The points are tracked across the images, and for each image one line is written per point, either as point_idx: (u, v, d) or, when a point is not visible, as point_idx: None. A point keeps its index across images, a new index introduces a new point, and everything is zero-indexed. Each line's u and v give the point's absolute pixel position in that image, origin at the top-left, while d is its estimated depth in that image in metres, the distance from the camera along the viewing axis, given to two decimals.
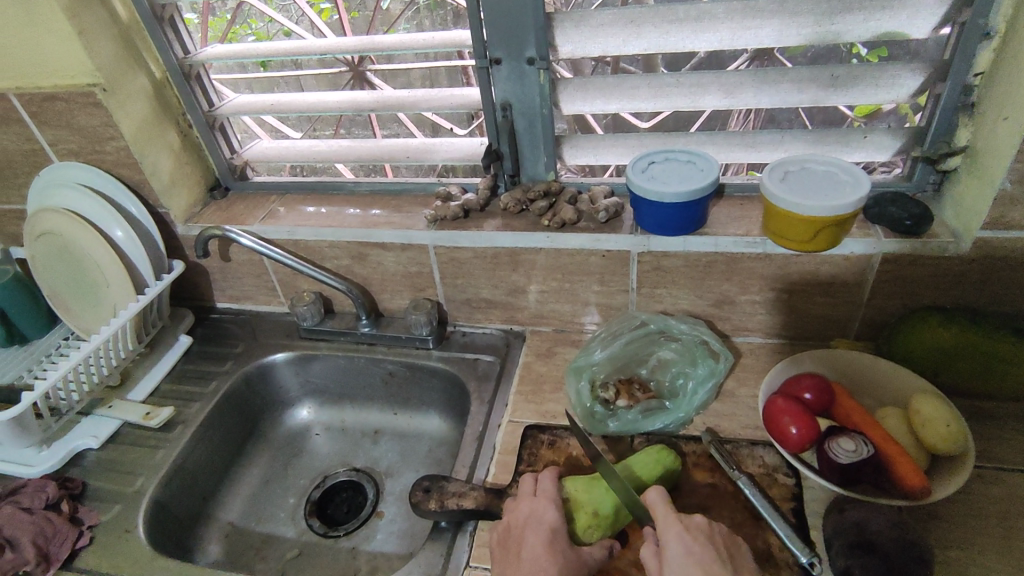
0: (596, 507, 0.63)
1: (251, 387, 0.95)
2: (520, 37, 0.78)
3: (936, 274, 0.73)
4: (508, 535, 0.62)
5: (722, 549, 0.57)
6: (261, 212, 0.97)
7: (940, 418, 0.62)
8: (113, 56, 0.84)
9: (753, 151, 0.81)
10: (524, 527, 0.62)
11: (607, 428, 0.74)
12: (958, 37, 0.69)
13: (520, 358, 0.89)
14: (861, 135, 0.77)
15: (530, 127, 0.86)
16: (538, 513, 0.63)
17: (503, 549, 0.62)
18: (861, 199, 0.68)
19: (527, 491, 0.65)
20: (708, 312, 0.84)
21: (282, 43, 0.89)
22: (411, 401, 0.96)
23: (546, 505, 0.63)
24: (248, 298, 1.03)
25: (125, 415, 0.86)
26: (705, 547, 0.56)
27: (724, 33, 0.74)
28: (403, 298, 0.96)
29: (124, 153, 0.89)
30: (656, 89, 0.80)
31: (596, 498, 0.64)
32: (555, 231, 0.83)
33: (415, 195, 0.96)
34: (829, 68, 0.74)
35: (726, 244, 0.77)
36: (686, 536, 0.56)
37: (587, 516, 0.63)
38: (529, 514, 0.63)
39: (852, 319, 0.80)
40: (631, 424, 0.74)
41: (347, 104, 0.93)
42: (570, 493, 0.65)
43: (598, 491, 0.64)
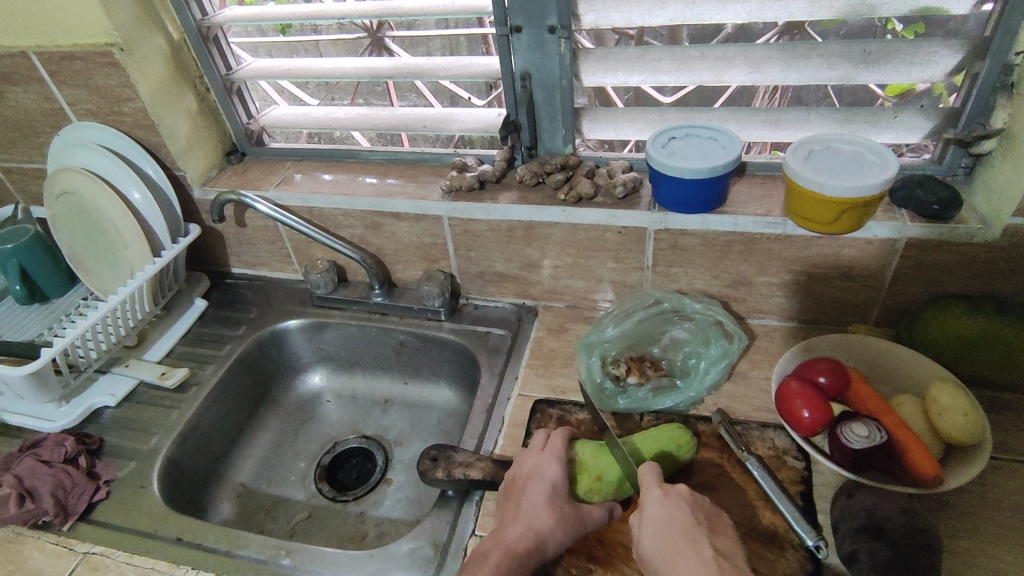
0: (601, 472, 0.64)
1: (265, 352, 0.96)
2: (542, 4, 0.76)
3: (962, 261, 0.71)
4: (512, 484, 0.64)
5: (707, 516, 0.57)
6: (277, 179, 0.97)
7: (958, 408, 0.61)
8: (131, 16, 0.83)
9: (778, 128, 0.79)
10: (526, 478, 0.63)
11: (617, 406, 0.73)
12: (1000, 13, 0.65)
13: (532, 333, 0.89)
14: (891, 115, 0.75)
15: (549, 99, 0.85)
16: (542, 467, 0.64)
17: (506, 496, 0.63)
18: (885, 184, 0.66)
19: (535, 445, 0.66)
20: (724, 293, 0.83)
21: (299, 7, 0.88)
22: (421, 372, 0.97)
23: (552, 461, 0.64)
24: (263, 264, 1.04)
25: (141, 375, 0.87)
26: (687, 512, 0.57)
27: (754, 4, 0.71)
28: (416, 269, 0.95)
29: (141, 114, 0.89)
30: (680, 62, 0.78)
31: (602, 464, 0.64)
32: (571, 206, 0.81)
33: (431, 165, 0.95)
34: (862, 43, 0.71)
35: (745, 223, 0.76)
36: (667, 501, 0.57)
37: (590, 480, 0.64)
38: (533, 467, 0.64)
39: (871, 304, 0.79)
40: (640, 403, 0.73)
41: (364, 71, 0.91)
42: (578, 454, 0.66)
43: (606, 458, 0.65)
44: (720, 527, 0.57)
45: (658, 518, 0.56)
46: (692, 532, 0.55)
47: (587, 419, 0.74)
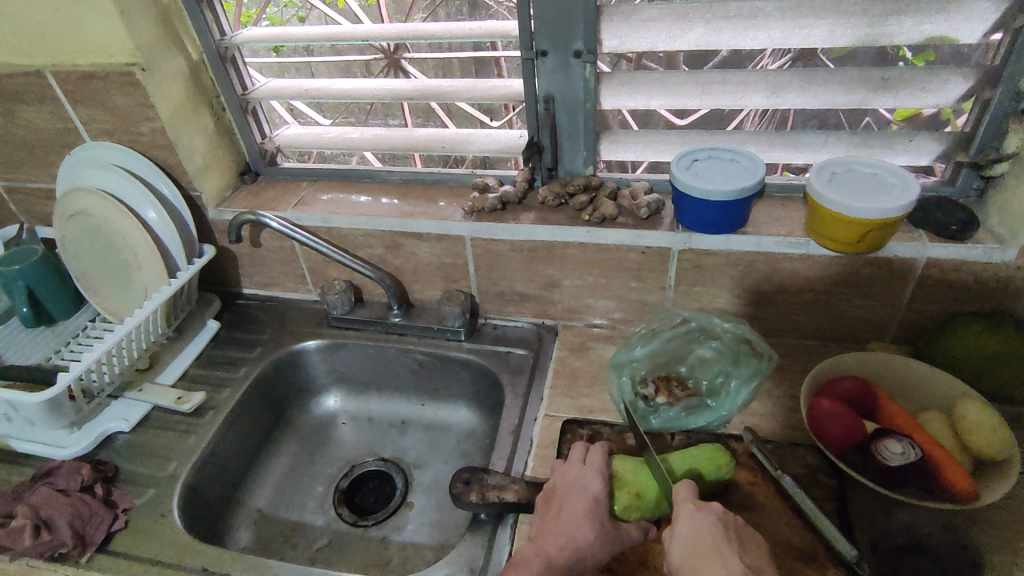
0: (640, 489, 0.63)
1: (281, 374, 0.95)
2: (568, 29, 0.78)
3: (978, 280, 0.74)
4: (553, 493, 0.64)
5: (738, 532, 0.57)
6: (293, 199, 0.97)
7: (988, 423, 0.63)
8: (153, 36, 0.82)
9: (796, 151, 0.81)
10: (567, 490, 0.63)
11: (649, 424, 0.74)
12: (1012, 43, 0.68)
13: (554, 353, 0.89)
14: (906, 139, 0.77)
15: (571, 121, 0.86)
16: (583, 481, 0.64)
17: (546, 504, 0.64)
18: (901, 209, 0.67)
19: (577, 458, 0.66)
20: (745, 312, 0.84)
21: (320, 29, 0.88)
22: (440, 392, 0.96)
23: (593, 475, 0.64)
24: (276, 284, 1.03)
25: (156, 399, 0.85)
26: (720, 526, 0.56)
27: (776, 32, 0.73)
28: (435, 289, 0.95)
29: (159, 134, 0.88)
30: (702, 86, 0.79)
31: (641, 481, 0.64)
32: (595, 226, 0.82)
33: (449, 185, 0.95)
34: (880, 69, 0.73)
35: (768, 244, 0.77)
36: (700, 516, 0.57)
37: (628, 496, 0.63)
38: (574, 479, 0.64)
39: (889, 322, 0.80)
40: (672, 422, 0.74)
41: (383, 92, 0.92)
42: (617, 470, 0.65)
43: (646, 475, 0.64)
44: (749, 541, 0.57)
45: (689, 532, 0.56)
46: (723, 548, 0.55)
47: (618, 439, 0.74)
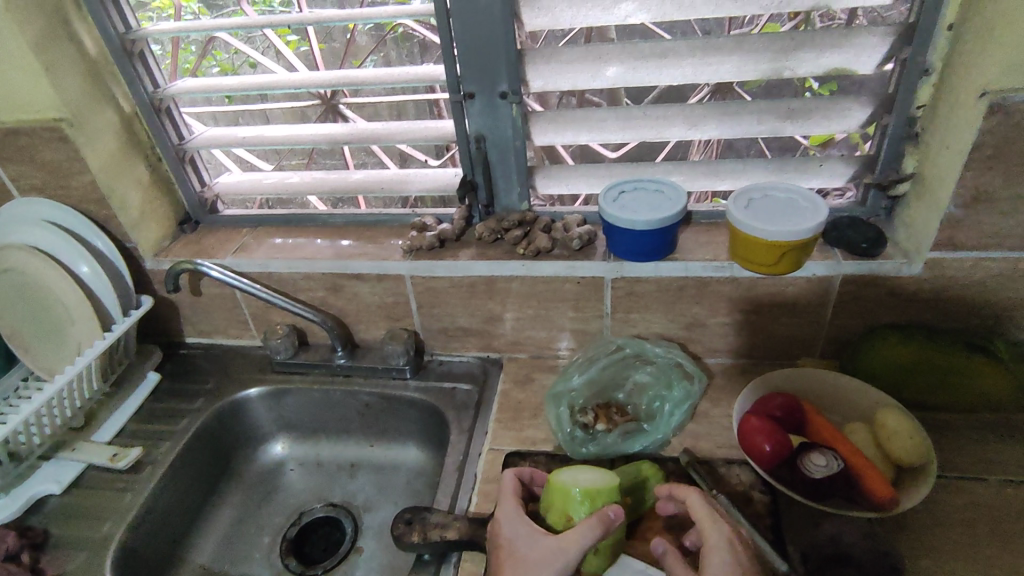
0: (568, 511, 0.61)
1: (224, 423, 0.93)
2: (492, 72, 0.81)
3: (891, 295, 0.77)
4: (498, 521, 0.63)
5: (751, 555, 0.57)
6: (232, 245, 0.97)
7: (902, 431, 0.66)
8: (80, 92, 0.83)
9: (718, 179, 0.85)
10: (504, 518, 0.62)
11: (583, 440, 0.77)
12: (900, 73, 0.74)
13: (498, 386, 0.90)
14: (817, 164, 0.82)
15: (503, 159, 0.88)
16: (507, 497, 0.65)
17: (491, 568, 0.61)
18: (784, 231, 0.71)
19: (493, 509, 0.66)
20: (681, 335, 0.87)
21: (254, 78, 0.90)
22: (388, 433, 0.95)
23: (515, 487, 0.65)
24: (219, 331, 1.01)
25: (90, 457, 0.83)
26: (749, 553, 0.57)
27: (687, 69, 0.78)
28: (379, 329, 0.95)
29: (91, 188, 0.88)
30: (625, 122, 0.83)
31: (562, 501, 0.62)
32: (530, 259, 0.84)
33: (390, 225, 0.97)
34: (785, 101, 0.78)
35: (695, 268, 0.80)
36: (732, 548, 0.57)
37: (563, 518, 0.62)
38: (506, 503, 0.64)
39: (816, 338, 0.83)
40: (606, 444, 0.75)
41: (320, 137, 0.93)
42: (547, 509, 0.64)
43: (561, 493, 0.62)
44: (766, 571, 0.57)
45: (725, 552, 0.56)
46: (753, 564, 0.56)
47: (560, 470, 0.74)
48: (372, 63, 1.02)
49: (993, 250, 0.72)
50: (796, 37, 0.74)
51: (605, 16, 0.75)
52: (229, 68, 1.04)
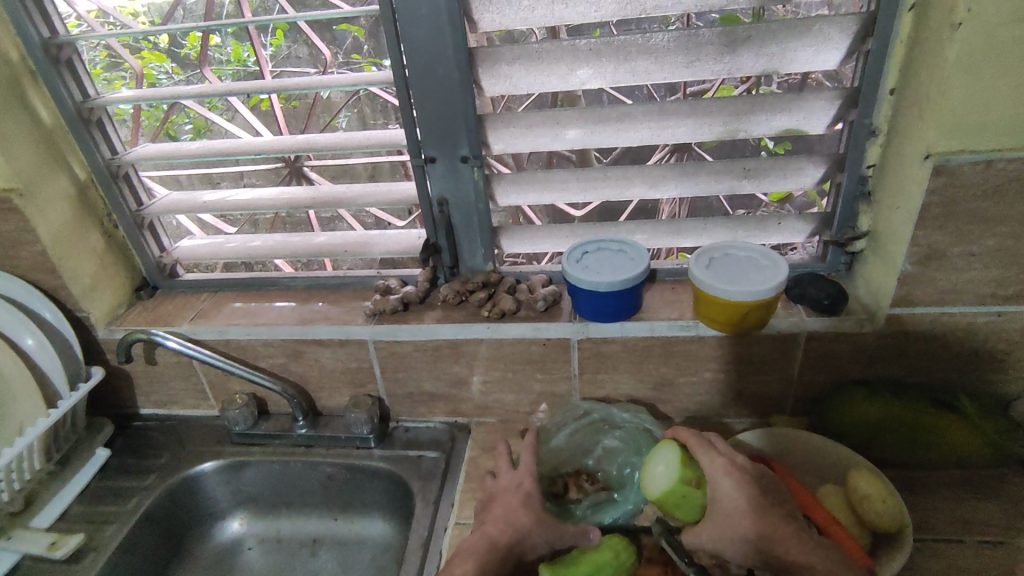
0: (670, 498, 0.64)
1: (176, 501, 0.88)
2: (452, 137, 0.81)
3: (855, 350, 0.77)
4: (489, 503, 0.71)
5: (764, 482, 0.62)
6: (190, 312, 0.94)
7: (877, 493, 0.64)
8: (32, 161, 0.82)
9: (680, 237, 0.86)
10: (501, 496, 0.70)
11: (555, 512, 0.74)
12: (849, 133, 0.76)
13: (465, 453, 0.87)
14: (776, 221, 0.83)
15: (466, 221, 0.88)
16: (517, 484, 0.71)
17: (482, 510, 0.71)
18: (743, 290, 0.72)
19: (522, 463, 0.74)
20: (651, 395, 0.85)
21: (215, 143, 0.90)
22: (352, 505, 0.91)
23: (528, 476, 0.71)
24: (176, 401, 0.97)
25: (26, 546, 0.77)
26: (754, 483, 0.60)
27: (645, 131, 0.79)
28: (342, 396, 0.92)
29: (40, 257, 0.85)
30: (585, 183, 0.84)
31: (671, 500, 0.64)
32: (495, 322, 0.83)
33: (355, 288, 0.95)
34: (741, 161, 0.80)
35: (661, 328, 0.79)
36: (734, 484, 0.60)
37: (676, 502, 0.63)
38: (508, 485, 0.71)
39: (785, 395, 0.82)
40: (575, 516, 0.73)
41: (282, 201, 0.92)
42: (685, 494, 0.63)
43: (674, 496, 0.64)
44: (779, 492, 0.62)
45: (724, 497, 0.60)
46: (758, 501, 0.59)
47: None
48: (345, 119, 0.98)
49: (952, 306, 0.72)
50: (747, 100, 0.76)
51: (562, 82, 0.77)
52: (202, 126, 0.99)
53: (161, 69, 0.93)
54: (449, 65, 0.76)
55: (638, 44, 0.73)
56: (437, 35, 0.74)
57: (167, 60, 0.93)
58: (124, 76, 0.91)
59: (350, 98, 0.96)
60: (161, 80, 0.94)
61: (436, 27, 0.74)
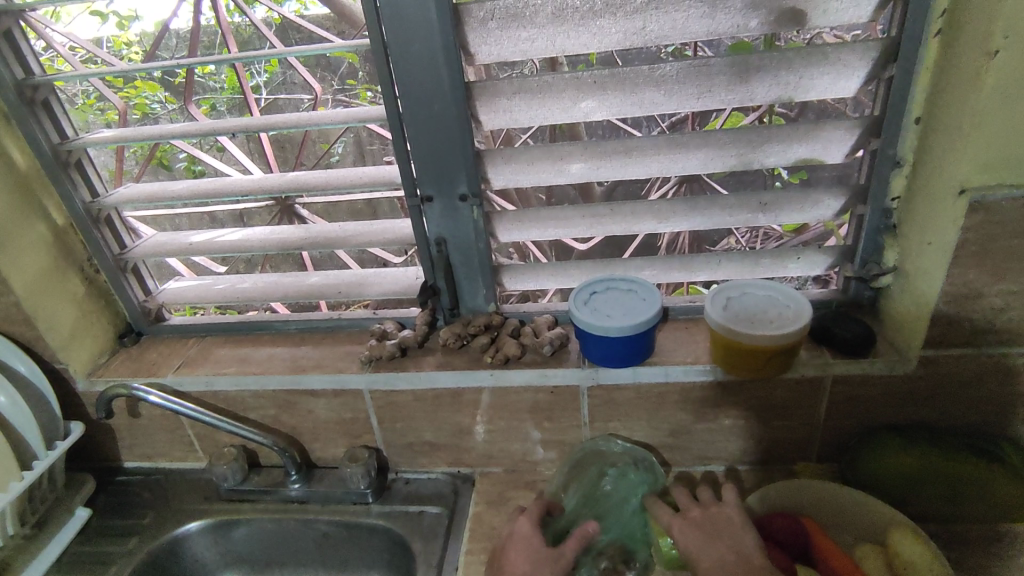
0: None
1: (161, 566, 0.82)
2: (450, 174, 0.77)
3: (885, 393, 0.72)
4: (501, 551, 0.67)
5: (718, 524, 0.62)
6: (175, 360, 0.89)
7: (923, 563, 0.60)
8: (6, 208, 0.77)
9: (692, 273, 0.81)
10: (508, 542, 0.66)
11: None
12: (871, 163, 0.71)
13: (469, 508, 0.81)
14: (795, 256, 0.78)
15: (466, 261, 0.83)
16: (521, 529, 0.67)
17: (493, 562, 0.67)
18: (764, 334, 0.67)
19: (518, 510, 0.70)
20: (666, 443, 0.80)
21: (200, 183, 0.85)
22: (349, 565, 0.85)
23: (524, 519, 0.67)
24: (161, 455, 0.92)
25: None
26: (698, 530, 0.62)
27: (654, 164, 0.75)
28: (337, 447, 0.87)
29: (14, 308, 0.81)
30: (591, 218, 0.79)
31: None
32: (499, 368, 0.78)
33: (350, 331, 0.90)
34: (756, 195, 0.75)
35: (676, 373, 0.74)
36: (683, 528, 0.63)
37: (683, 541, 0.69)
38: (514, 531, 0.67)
39: (811, 441, 0.77)
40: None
41: (273, 242, 0.87)
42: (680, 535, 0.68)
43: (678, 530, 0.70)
44: (741, 535, 0.60)
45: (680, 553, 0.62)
46: (710, 543, 0.60)
47: None
48: (342, 145, 0.92)
49: (989, 347, 0.67)
50: (761, 131, 0.71)
51: (565, 115, 0.72)
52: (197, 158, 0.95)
53: (154, 98, 0.88)
54: (446, 99, 0.72)
55: (645, 75, 0.69)
56: (433, 69, 0.70)
57: (160, 89, 0.88)
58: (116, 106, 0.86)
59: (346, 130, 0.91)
60: (154, 109, 0.89)
61: (431, 59, 0.70)
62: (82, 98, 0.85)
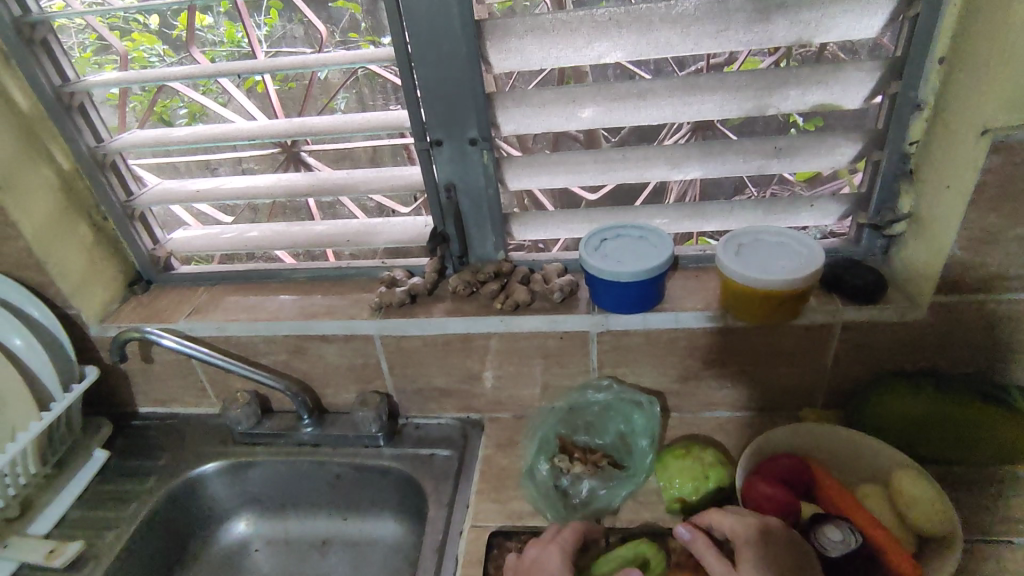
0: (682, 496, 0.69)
1: (179, 504, 0.85)
2: (460, 118, 0.76)
3: (895, 339, 0.72)
4: None
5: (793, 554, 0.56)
6: (187, 307, 0.89)
7: (925, 496, 0.61)
8: (11, 150, 0.77)
9: (705, 221, 0.80)
10: (532, 570, 0.62)
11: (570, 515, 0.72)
12: (891, 108, 0.70)
13: (479, 451, 0.83)
14: (808, 203, 0.77)
15: (476, 208, 0.83)
16: (545, 561, 0.62)
17: None
18: (781, 279, 0.67)
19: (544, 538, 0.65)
20: (673, 388, 0.81)
21: (206, 128, 0.83)
22: (362, 505, 0.87)
23: (554, 552, 0.63)
24: (175, 400, 0.94)
25: (25, 555, 0.74)
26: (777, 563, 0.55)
27: (667, 108, 0.73)
28: (349, 392, 0.88)
29: (26, 254, 0.81)
30: (603, 164, 0.78)
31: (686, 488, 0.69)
32: (509, 314, 0.78)
33: (359, 280, 0.90)
34: (771, 140, 0.74)
35: (686, 319, 0.75)
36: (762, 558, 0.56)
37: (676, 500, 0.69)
38: (536, 560, 0.63)
39: (817, 387, 0.78)
40: (591, 506, 0.72)
41: (280, 188, 0.86)
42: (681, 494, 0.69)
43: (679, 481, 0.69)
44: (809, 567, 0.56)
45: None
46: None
47: None
48: (343, 102, 0.89)
49: (1000, 293, 0.67)
50: (779, 73, 0.70)
51: (576, 56, 0.70)
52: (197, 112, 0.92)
53: (153, 51, 0.87)
54: (457, 38, 0.70)
55: (661, 13, 0.67)
56: (444, 8, 0.68)
57: (159, 42, 0.86)
58: (116, 60, 0.87)
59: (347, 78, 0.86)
60: (153, 62, 0.88)
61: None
62: (78, 51, 0.83)
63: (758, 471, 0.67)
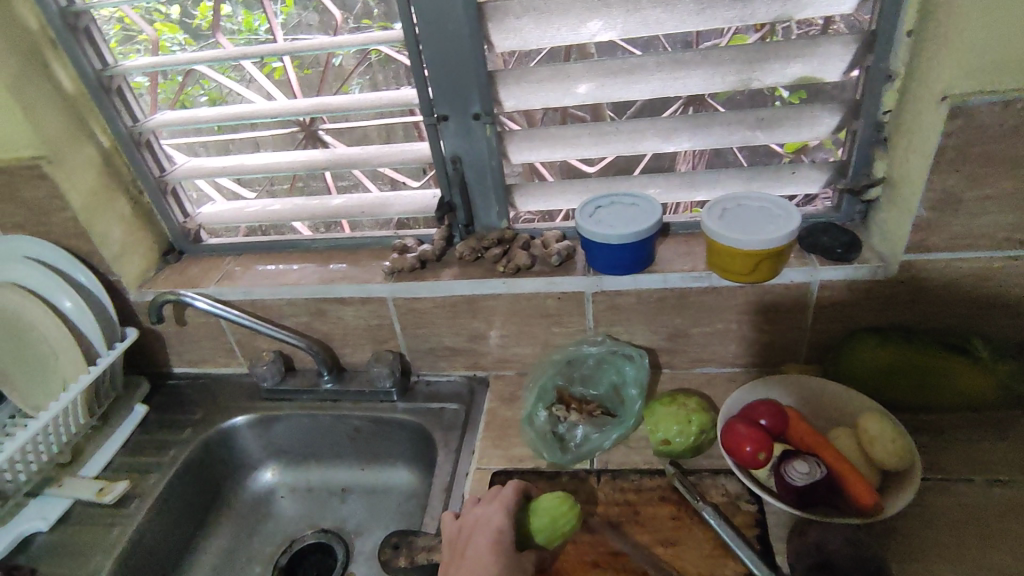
0: (668, 438, 0.76)
1: (212, 452, 0.93)
2: (464, 94, 0.82)
3: (869, 296, 0.78)
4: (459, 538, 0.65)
5: None
6: (217, 274, 0.97)
7: (885, 435, 0.67)
8: (59, 128, 0.85)
9: (694, 190, 0.86)
10: (471, 527, 0.65)
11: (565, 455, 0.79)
12: (865, 80, 0.75)
13: (485, 404, 0.90)
14: (791, 171, 0.82)
15: (480, 179, 0.89)
16: (488, 519, 0.65)
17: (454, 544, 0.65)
18: (759, 239, 0.72)
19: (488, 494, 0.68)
20: (664, 346, 0.87)
21: (232, 108, 0.90)
22: (378, 456, 0.95)
23: (495, 510, 0.65)
24: (206, 361, 1.02)
25: (78, 492, 0.83)
26: None
27: (656, 83, 0.79)
28: (365, 352, 0.96)
29: (72, 223, 0.89)
30: (598, 136, 0.84)
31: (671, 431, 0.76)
32: (511, 277, 0.85)
33: (373, 248, 0.98)
34: (755, 111, 0.79)
35: (674, 279, 0.80)
36: None
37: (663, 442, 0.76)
38: (477, 518, 0.65)
39: (799, 343, 0.84)
40: (584, 449, 0.79)
41: (300, 163, 0.93)
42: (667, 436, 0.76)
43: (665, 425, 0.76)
44: None
45: None
46: None
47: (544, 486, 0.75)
48: (358, 86, 0.93)
49: (964, 252, 0.72)
50: (761, 48, 0.75)
51: (572, 35, 0.76)
52: (218, 98, 0.96)
53: (175, 40, 0.90)
54: (459, 19, 0.76)
55: None
56: None
57: (180, 31, 0.90)
58: (138, 49, 0.91)
59: (360, 63, 0.91)
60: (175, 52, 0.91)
61: None
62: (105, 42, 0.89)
63: (736, 415, 0.74)
